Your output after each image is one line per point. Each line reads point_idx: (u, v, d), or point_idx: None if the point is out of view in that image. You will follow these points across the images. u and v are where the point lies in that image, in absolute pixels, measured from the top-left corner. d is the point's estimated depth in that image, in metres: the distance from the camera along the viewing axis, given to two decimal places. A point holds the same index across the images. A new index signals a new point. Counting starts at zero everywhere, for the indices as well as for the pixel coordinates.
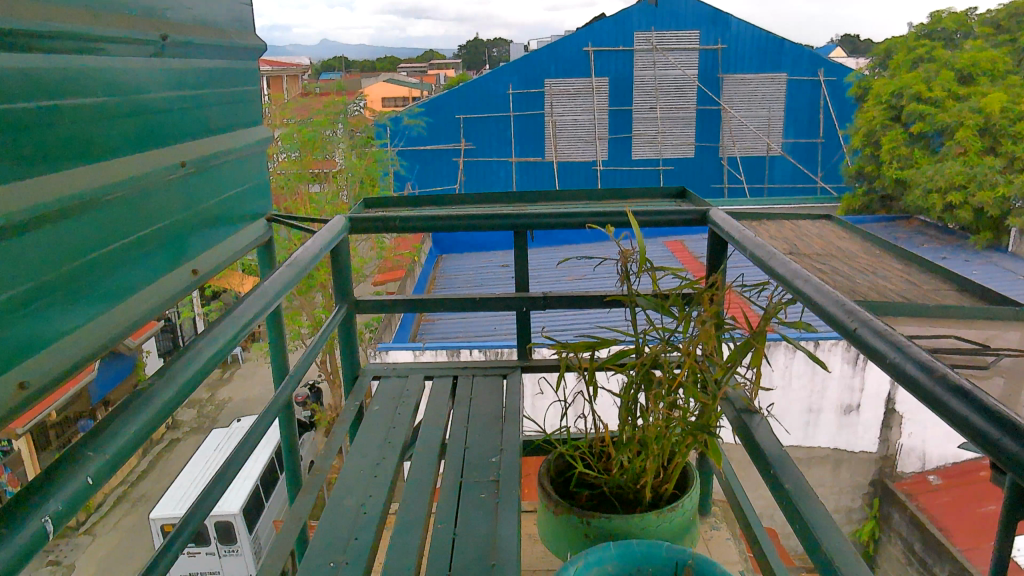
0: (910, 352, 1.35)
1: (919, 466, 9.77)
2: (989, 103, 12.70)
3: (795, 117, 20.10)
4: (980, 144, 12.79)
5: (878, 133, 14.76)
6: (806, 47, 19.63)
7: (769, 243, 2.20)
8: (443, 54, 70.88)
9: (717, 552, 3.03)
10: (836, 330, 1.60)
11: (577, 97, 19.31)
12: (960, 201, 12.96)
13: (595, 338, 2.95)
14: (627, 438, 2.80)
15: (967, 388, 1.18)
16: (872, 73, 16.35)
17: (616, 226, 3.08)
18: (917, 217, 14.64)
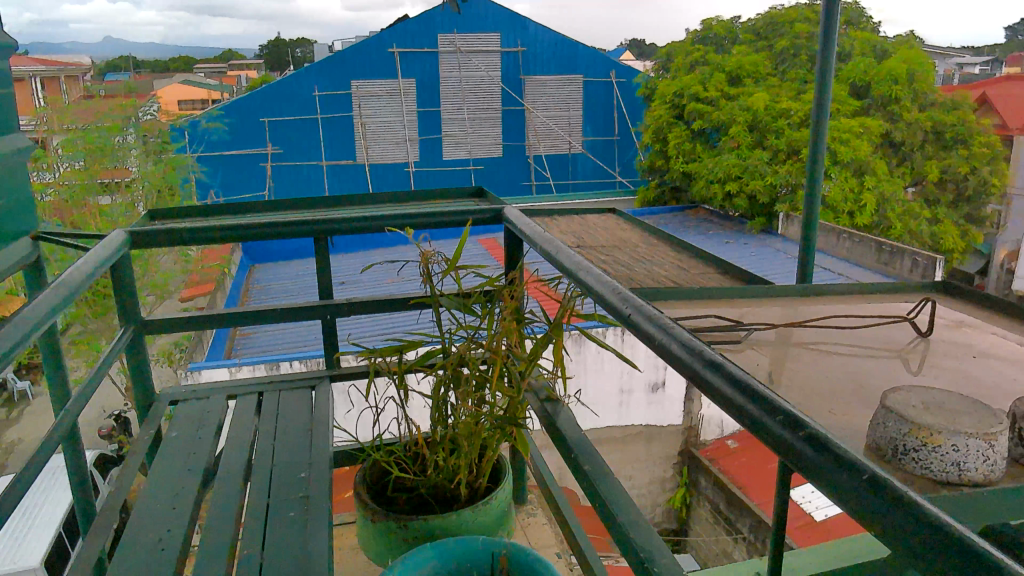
0: (675, 332, 1.46)
1: (718, 433, 10.69)
2: (754, 102, 14.16)
3: (592, 117, 21.17)
4: (750, 138, 14.22)
5: (665, 130, 16.04)
6: (598, 49, 20.60)
7: (558, 237, 2.30)
8: (244, 54, 67.66)
9: (534, 538, 3.12)
10: (614, 317, 1.70)
11: (385, 98, 19.15)
12: (737, 190, 14.27)
13: (402, 341, 2.93)
14: (440, 437, 2.83)
15: (720, 361, 1.30)
16: (657, 75, 17.68)
17: (416, 229, 3.07)
18: (702, 206, 15.89)
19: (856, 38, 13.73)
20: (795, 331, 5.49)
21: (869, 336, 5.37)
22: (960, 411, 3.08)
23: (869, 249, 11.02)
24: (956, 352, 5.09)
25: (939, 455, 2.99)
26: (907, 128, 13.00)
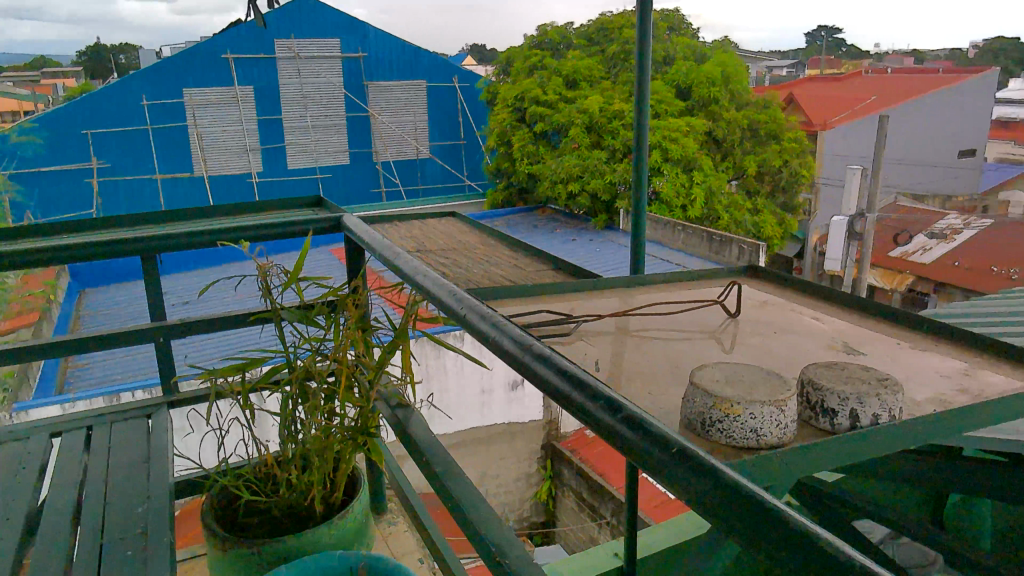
0: (507, 330, 1.51)
1: (576, 425, 11.05)
2: (590, 104, 14.71)
3: (437, 122, 21.20)
4: (589, 138, 14.67)
5: (508, 133, 16.38)
6: (439, 54, 20.66)
7: (396, 243, 2.31)
8: (55, 60, 62.16)
9: (395, 547, 3.10)
10: (450, 319, 1.73)
11: (221, 107, 18.23)
12: (579, 189, 14.74)
13: (244, 359, 2.81)
14: (291, 454, 2.75)
15: (546, 354, 1.35)
16: (498, 80, 18.06)
17: (251, 242, 2.96)
18: (548, 206, 16.41)
19: (678, 41, 14.66)
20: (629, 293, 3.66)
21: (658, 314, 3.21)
22: (766, 383, 2.19)
23: (700, 239, 11.82)
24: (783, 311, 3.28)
25: (733, 428, 2.09)
26: (727, 126, 14.00)
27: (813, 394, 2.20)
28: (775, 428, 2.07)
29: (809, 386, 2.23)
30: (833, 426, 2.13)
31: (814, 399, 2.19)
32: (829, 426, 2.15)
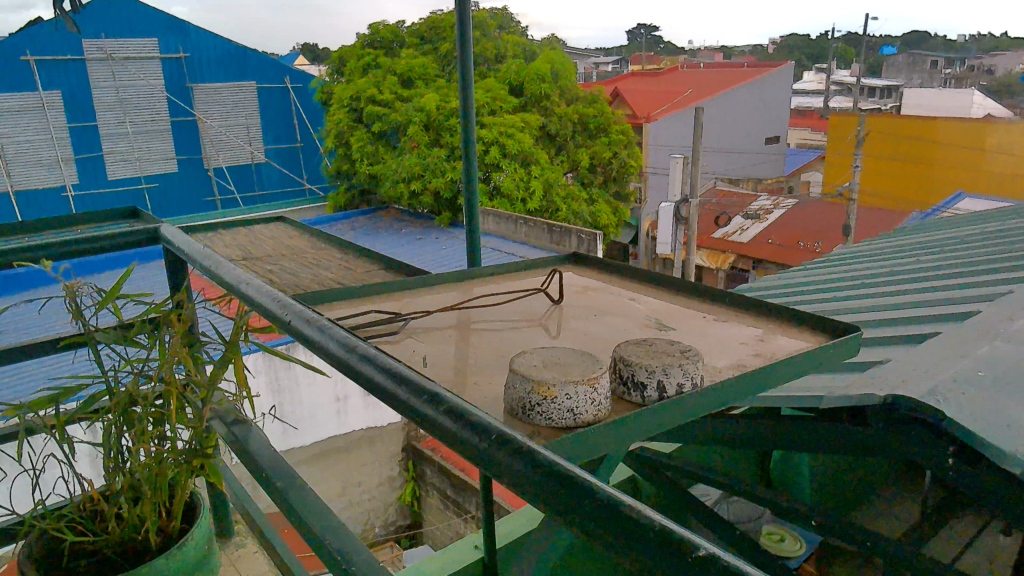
0: (333, 333, 1.46)
1: None
2: (427, 102, 14.66)
3: (270, 125, 20.36)
4: (427, 136, 14.65)
5: (346, 134, 16.02)
6: (268, 54, 19.81)
7: (219, 253, 2.20)
8: None
9: (245, 570, 2.95)
10: (276, 327, 1.67)
11: (24, 114, 16.51)
12: (421, 188, 14.63)
13: (56, 389, 2.57)
14: (119, 485, 2.55)
15: (371, 354, 1.32)
16: (332, 80, 17.67)
17: (56, 261, 2.70)
18: (392, 206, 16.24)
19: (508, 39, 14.99)
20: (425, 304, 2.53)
21: (489, 305, 2.41)
22: (588, 362, 1.57)
23: (541, 231, 12.16)
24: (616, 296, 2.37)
25: (550, 412, 1.47)
26: (559, 121, 14.45)
27: (619, 367, 1.61)
28: (592, 408, 1.49)
29: (618, 357, 1.62)
30: (643, 402, 1.55)
31: (622, 373, 1.59)
32: (640, 402, 1.56)
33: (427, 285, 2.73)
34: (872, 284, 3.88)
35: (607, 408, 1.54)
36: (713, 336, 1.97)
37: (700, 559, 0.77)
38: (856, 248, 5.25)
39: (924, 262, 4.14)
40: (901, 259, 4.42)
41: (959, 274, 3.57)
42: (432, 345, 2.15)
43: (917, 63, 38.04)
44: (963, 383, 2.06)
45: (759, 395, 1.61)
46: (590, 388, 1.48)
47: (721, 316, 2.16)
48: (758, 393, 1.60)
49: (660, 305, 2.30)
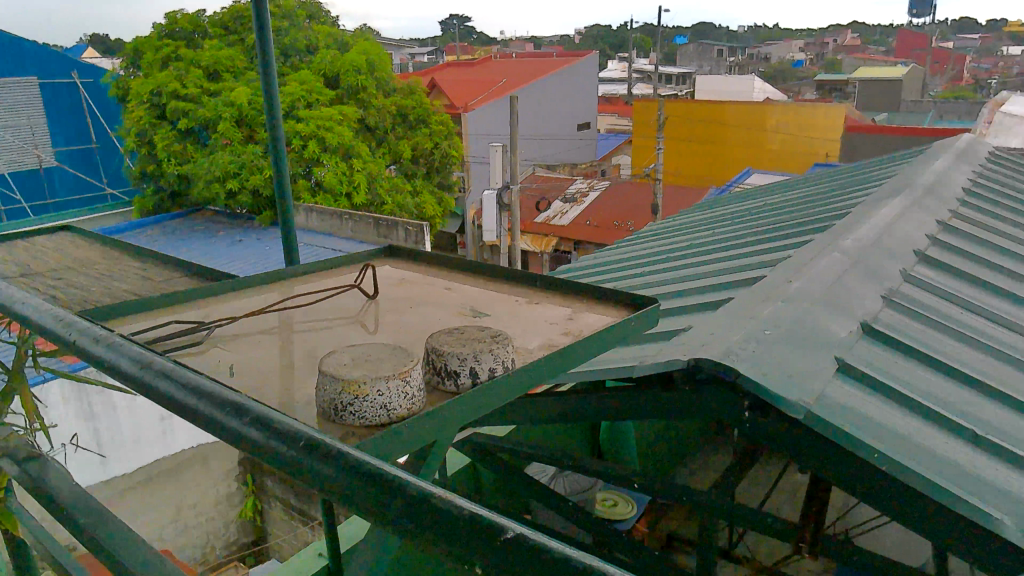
0: (125, 350, 1.33)
1: None
2: (237, 97, 13.81)
3: (58, 125, 18.35)
4: (240, 133, 13.80)
5: (147, 132, 14.74)
6: (49, 45, 17.79)
7: None
8: None
9: None
10: (61, 346, 1.51)
11: None
12: (238, 187, 13.84)
13: None
14: None
15: (169, 369, 1.22)
16: (127, 73, 16.24)
17: None
18: (208, 208, 15.50)
19: (319, 30, 14.54)
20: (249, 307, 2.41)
21: (304, 306, 2.32)
22: (400, 355, 1.56)
23: (367, 225, 11.97)
24: (447, 294, 2.34)
25: (362, 411, 1.43)
26: (377, 112, 14.17)
27: (431, 359, 1.62)
28: (406, 402, 1.47)
29: (430, 348, 1.64)
30: (456, 391, 1.57)
31: (434, 363, 1.61)
32: (454, 390, 1.58)
33: (236, 288, 2.57)
34: (674, 258, 4.17)
35: (422, 399, 1.53)
36: (524, 319, 2.03)
37: (510, 542, 0.78)
38: (658, 225, 5.62)
39: (717, 234, 4.51)
40: (697, 233, 4.78)
41: (746, 244, 3.93)
42: (247, 351, 2.03)
43: (706, 51, 41.28)
44: (752, 342, 2.26)
45: (565, 371, 1.68)
46: (402, 381, 1.47)
47: (533, 297, 2.22)
48: (564, 371, 1.67)
49: (476, 292, 2.32)
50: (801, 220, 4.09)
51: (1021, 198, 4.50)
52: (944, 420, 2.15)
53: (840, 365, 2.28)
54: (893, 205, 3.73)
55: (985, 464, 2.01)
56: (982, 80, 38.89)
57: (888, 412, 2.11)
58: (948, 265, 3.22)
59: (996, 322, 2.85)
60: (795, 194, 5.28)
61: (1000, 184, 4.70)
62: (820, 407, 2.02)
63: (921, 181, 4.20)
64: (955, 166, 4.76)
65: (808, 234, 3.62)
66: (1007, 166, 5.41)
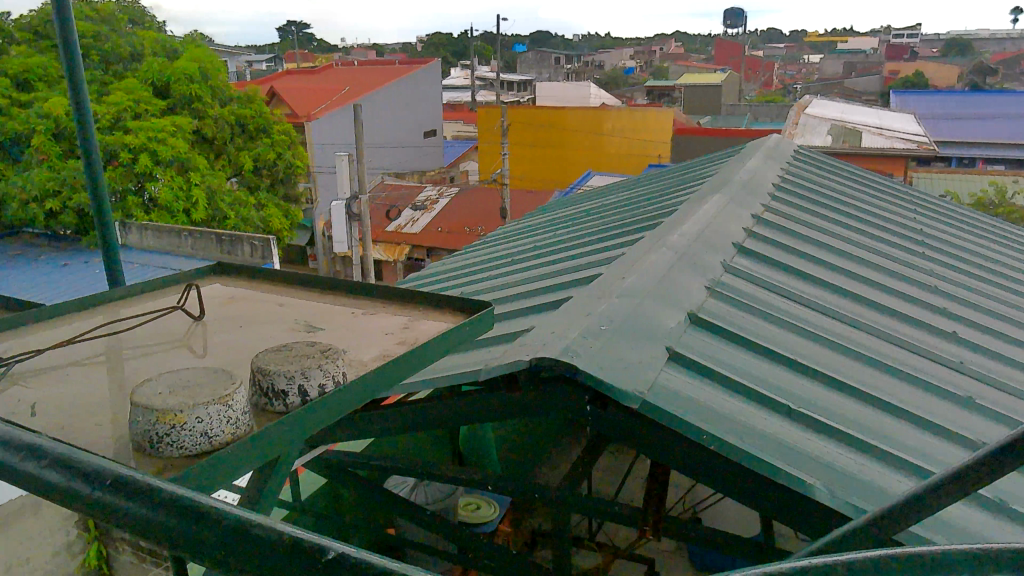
0: None
1: None
2: (53, 109, 12.55)
3: None
4: (59, 148, 12.64)
5: None
6: None
7: None
8: None
9: None
10: None
11: None
12: (60, 206, 12.53)
13: None
14: None
15: None
16: None
17: None
18: (24, 230, 14.02)
19: (142, 37, 13.67)
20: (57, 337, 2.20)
21: (121, 332, 2.15)
22: (221, 377, 1.48)
23: (209, 241, 11.46)
24: (277, 310, 2.26)
25: (180, 441, 1.35)
26: (213, 123, 13.46)
27: (257, 379, 1.56)
28: (230, 427, 1.40)
29: (256, 368, 1.57)
30: (285, 410, 1.52)
31: (261, 384, 1.55)
32: (281, 410, 1.53)
33: (43, 316, 2.32)
34: (516, 261, 4.25)
35: (249, 422, 1.47)
36: (360, 331, 2.00)
37: (330, 562, 0.74)
38: (503, 230, 5.71)
39: (558, 236, 4.64)
40: (540, 236, 4.91)
41: (583, 244, 4.09)
42: (53, 386, 1.85)
43: (543, 60, 42.52)
44: (590, 337, 2.35)
45: (399, 380, 1.69)
46: (224, 406, 1.39)
47: (368, 308, 2.19)
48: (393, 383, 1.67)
49: (310, 306, 2.26)
50: (632, 220, 4.29)
51: (823, 192, 4.99)
52: (761, 398, 2.33)
53: (670, 354, 2.42)
54: (714, 201, 4.01)
55: (800, 435, 2.21)
56: (788, 86, 42.68)
57: (715, 396, 2.26)
58: (763, 256, 3.50)
59: (804, 305, 3.14)
60: (628, 194, 5.55)
61: (805, 180, 5.18)
62: (654, 396, 2.13)
63: (737, 178, 4.55)
64: (767, 164, 5.19)
65: (639, 233, 3.82)
66: (810, 163, 5.97)
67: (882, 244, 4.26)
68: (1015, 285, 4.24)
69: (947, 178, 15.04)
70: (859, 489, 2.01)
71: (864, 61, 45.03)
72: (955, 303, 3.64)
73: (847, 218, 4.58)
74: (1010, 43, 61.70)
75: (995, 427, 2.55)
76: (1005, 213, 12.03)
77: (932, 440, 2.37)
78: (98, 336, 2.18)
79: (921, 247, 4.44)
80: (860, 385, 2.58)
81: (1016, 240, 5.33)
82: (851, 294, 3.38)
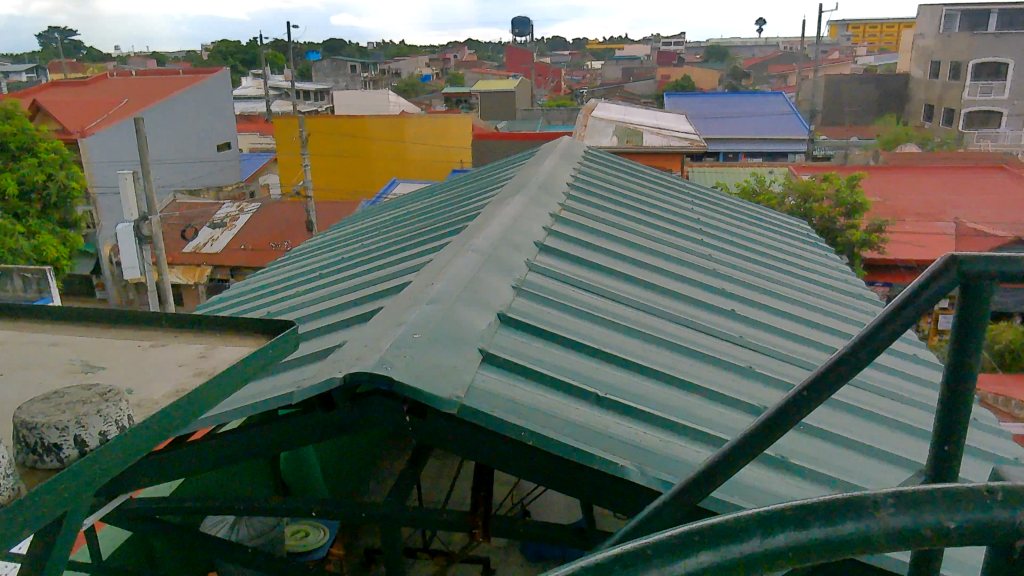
0: None
1: None
2: None
3: None
4: None
5: None
6: None
7: None
8: None
9: None
10: None
11: None
12: None
13: None
14: None
15: None
16: None
17: None
18: None
19: None
20: None
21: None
22: None
23: None
24: (37, 354, 2.01)
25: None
26: None
27: (23, 434, 1.42)
28: None
29: (19, 422, 1.44)
30: (61, 465, 1.40)
31: (27, 440, 1.42)
32: (58, 465, 1.41)
33: None
34: (326, 275, 4.14)
35: (17, 484, 1.32)
36: (149, 366, 1.87)
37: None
38: (306, 244, 5.53)
39: (365, 247, 4.59)
40: (345, 248, 4.83)
41: (391, 252, 4.09)
42: None
43: (339, 67, 41.76)
44: (402, 347, 2.35)
45: (195, 416, 1.59)
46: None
47: (158, 339, 2.05)
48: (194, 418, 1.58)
49: (88, 343, 2.07)
50: (439, 225, 4.35)
51: (612, 189, 5.36)
52: (574, 390, 2.47)
53: (483, 356, 2.48)
54: (514, 203, 4.16)
55: (612, 421, 2.36)
56: (576, 89, 45.15)
57: (531, 393, 2.35)
58: (564, 252, 3.70)
59: (605, 296, 3.35)
60: (431, 200, 5.61)
61: (595, 178, 5.53)
62: (471, 399, 2.19)
63: (534, 180, 4.75)
64: (560, 165, 5.46)
65: (444, 238, 3.88)
66: (598, 161, 6.38)
67: (667, 235, 4.66)
68: (777, 263, 4.82)
69: (718, 171, 16.66)
70: (663, 464, 2.20)
71: (639, 67, 48.84)
72: (732, 283, 4.07)
73: (634, 212, 4.95)
74: (760, 49, 69.56)
75: (772, 391, 2.89)
76: (764, 200, 13.58)
77: (721, 411, 2.64)
78: None
79: (701, 234, 4.91)
80: (658, 367, 2.81)
81: (775, 223, 6.05)
82: (644, 282, 3.66)
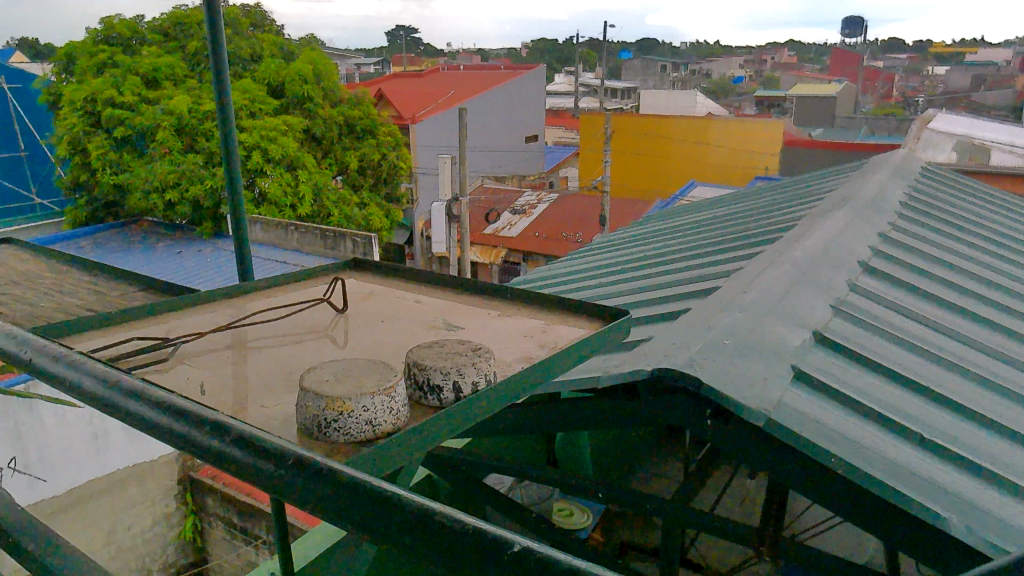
0: (83, 366, 1.16)
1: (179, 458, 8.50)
2: (175, 103, 11.95)
3: None
4: (180, 141, 11.92)
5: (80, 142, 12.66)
6: None
7: None
8: None
9: None
10: (12, 367, 1.29)
11: None
12: (177, 197, 11.97)
13: None
14: None
15: (141, 387, 1.07)
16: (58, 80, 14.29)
17: None
18: (144, 219, 13.59)
19: (264, 39, 14.59)
20: (214, 319, 2.27)
21: (262, 321, 2.23)
22: (377, 371, 1.58)
23: (313, 237, 11.91)
24: (397, 310, 2.31)
25: (347, 427, 1.44)
26: (323, 123, 14.07)
27: (414, 373, 1.65)
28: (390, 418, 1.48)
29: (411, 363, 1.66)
30: (439, 406, 1.60)
31: (417, 377, 1.63)
32: (437, 405, 1.61)
33: (193, 303, 2.37)
34: (632, 269, 4.24)
35: (403, 417, 1.52)
36: (500, 333, 2.06)
37: (516, 555, 0.74)
38: (612, 236, 5.70)
39: (672, 246, 4.61)
40: (650, 244, 4.92)
41: (699, 253, 4.08)
42: (211, 369, 1.91)
43: (650, 67, 42.23)
44: (714, 352, 2.33)
45: (539, 384, 1.74)
46: (387, 397, 1.49)
47: (503, 310, 2.27)
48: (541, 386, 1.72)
49: (444, 305, 2.35)
50: (751, 232, 4.22)
51: (951, 211, 4.78)
52: (893, 425, 2.26)
53: (796, 373, 2.38)
54: (837, 217, 3.91)
55: (936, 467, 2.12)
56: (909, 98, 40.77)
57: (842, 419, 2.20)
58: (892, 276, 3.39)
59: (937, 330, 3.02)
60: (742, 206, 5.46)
61: (931, 198, 4.98)
62: (779, 416, 2.10)
63: (861, 195, 4.41)
64: (892, 181, 5.00)
65: (757, 246, 3.78)
66: (937, 181, 5.72)
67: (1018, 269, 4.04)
68: None
69: None
70: (996, 526, 1.93)
71: (994, 74, 42.74)
72: None
73: (976, 239, 4.37)
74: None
75: None
76: None
77: None
78: (256, 325, 2.23)
79: None
80: (1003, 421, 2.46)
81: None
82: (987, 320, 3.22)
